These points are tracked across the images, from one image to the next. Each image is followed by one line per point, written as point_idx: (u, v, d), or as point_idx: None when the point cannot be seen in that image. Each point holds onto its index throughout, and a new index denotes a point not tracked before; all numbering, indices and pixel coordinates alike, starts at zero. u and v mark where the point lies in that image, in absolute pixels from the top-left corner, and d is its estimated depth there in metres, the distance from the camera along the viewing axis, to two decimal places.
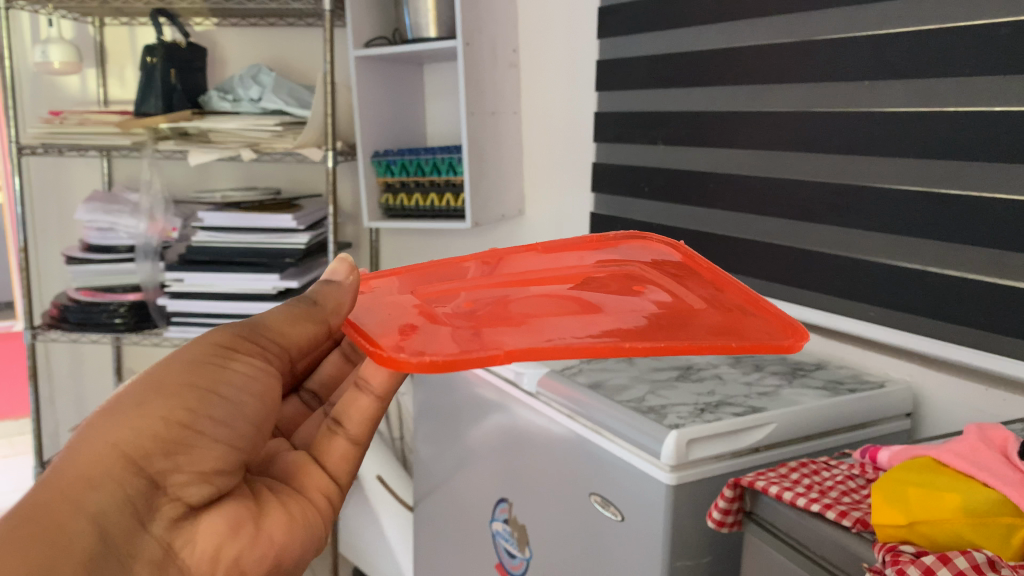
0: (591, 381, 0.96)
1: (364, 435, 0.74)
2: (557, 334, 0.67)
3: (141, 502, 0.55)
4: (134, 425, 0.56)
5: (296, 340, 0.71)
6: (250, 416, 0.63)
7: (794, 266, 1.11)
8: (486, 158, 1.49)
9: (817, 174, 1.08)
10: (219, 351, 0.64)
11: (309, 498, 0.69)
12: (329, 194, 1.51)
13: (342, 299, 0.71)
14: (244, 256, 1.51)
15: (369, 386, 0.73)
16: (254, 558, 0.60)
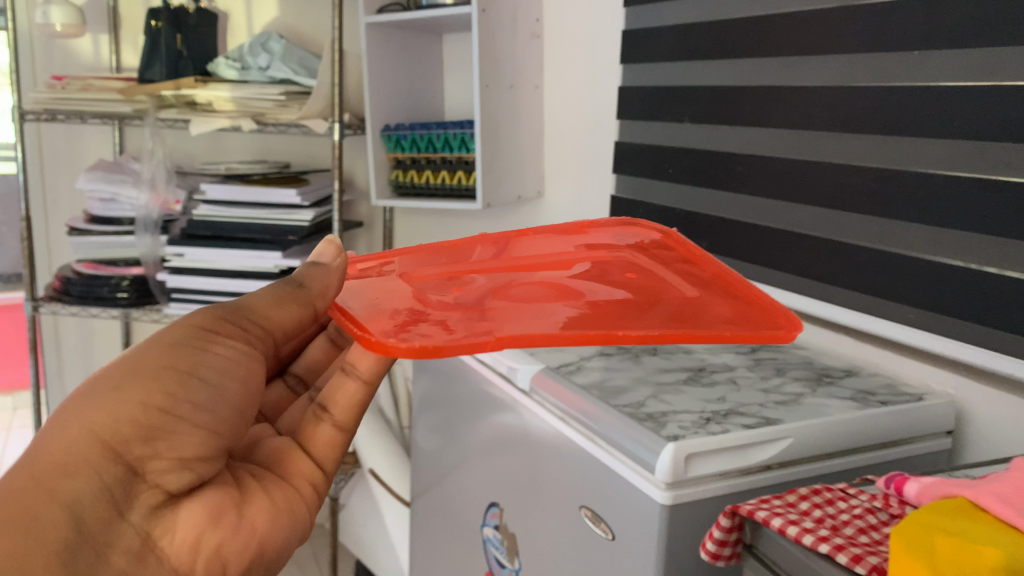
0: (589, 381, 0.86)
1: (350, 421, 0.72)
2: (556, 319, 0.61)
3: (118, 490, 0.53)
4: (111, 410, 0.54)
5: (282, 324, 0.67)
6: (231, 401, 0.61)
7: (828, 260, 1.00)
8: (502, 134, 1.39)
9: (857, 157, 0.95)
10: (200, 334, 0.61)
11: (293, 485, 0.67)
12: (335, 170, 1.43)
13: (329, 281, 0.66)
14: (246, 231, 1.45)
15: (354, 371, 0.70)
16: (235, 546, 0.59)
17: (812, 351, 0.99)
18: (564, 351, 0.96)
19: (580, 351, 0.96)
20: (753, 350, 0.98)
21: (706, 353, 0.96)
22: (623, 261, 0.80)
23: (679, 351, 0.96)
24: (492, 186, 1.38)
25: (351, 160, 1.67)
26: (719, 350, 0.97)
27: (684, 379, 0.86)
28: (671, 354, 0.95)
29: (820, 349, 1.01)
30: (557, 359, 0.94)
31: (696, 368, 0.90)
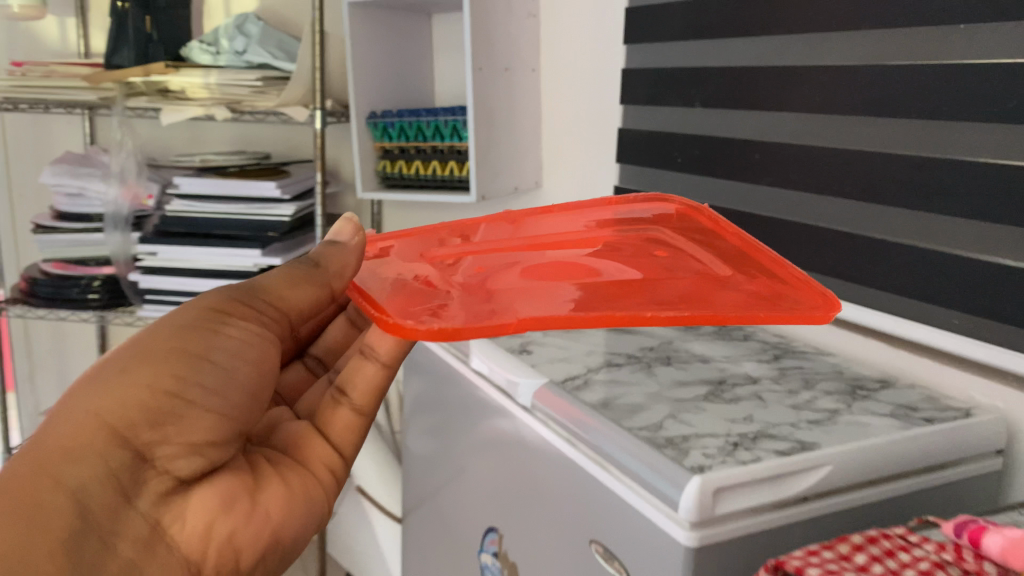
0: (598, 397, 0.77)
1: (369, 405, 0.72)
2: (569, 300, 0.61)
3: (126, 475, 0.55)
4: (118, 396, 0.56)
5: (298, 304, 0.67)
6: (241, 383, 0.62)
7: (857, 258, 0.91)
8: (497, 121, 1.30)
9: (892, 144, 0.86)
10: (211, 316, 0.62)
11: (309, 470, 0.69)
12: (318, 160, 1.33)
13: (346, 261, 0.66)
14: (223, 227, 1.35)
15: (375, 354, 0.71)
16: (247, 534, 0.61)
17: (840, 358, 0.90)
18: (568, 361, 0.87)
19: (586, 361, 0.87)
20: (776, 357, 0.89)
21: (724, 362, 0.87)
22: (648, 242, 0.79)
23: (695, 359, 0.87)
24: (487, 177, 1.28)
25: (336, 149, 1.58)
26: (739, 358, 0.88)
27: (705, 394, 0.77)
28: (686, 364, 0.86)
29: (848, 355, 0.92)
30: (561, 370, 0.85)
31: (716, 381, 0.81)
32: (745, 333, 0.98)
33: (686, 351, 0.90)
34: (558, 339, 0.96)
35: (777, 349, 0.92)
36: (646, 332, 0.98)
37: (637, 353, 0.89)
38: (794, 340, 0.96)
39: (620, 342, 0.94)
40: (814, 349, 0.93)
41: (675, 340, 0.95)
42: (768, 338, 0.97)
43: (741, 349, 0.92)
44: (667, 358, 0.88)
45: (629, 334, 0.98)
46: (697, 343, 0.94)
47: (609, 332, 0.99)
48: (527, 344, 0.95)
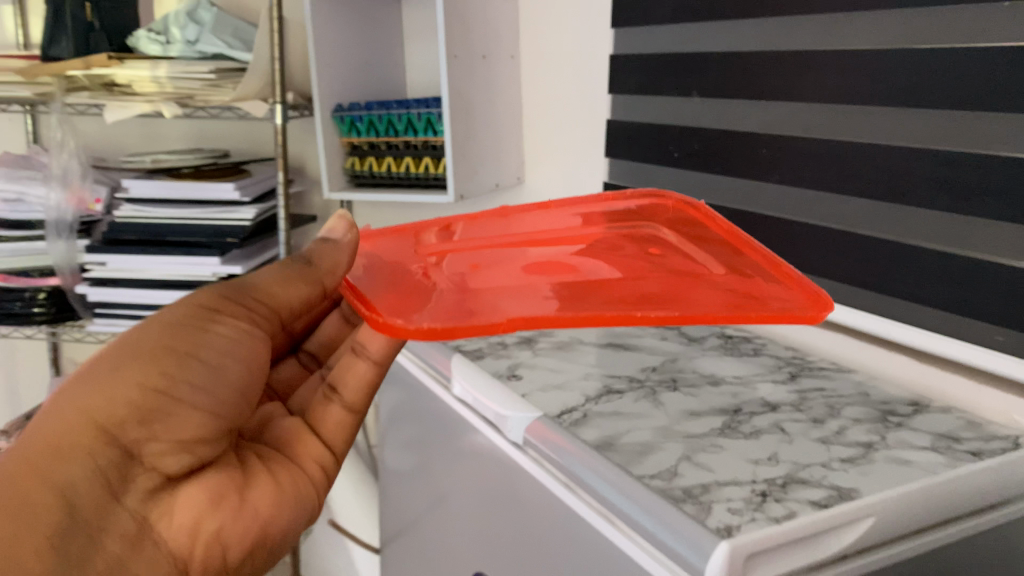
0: (600, 435, 0.67)
1: (362, 402, 0.67)
2: (573, 295, 0.55)
3: (113, 472, 0.51)
4: (107, 394, 0.50)
5: (289, 302, 0.61)
6: (233, 382, 0.56)
7: (879, 265, 0.81)
8: (475, 113, 1.19)
9: (918, 138, 0.77)
10: (201, 311, 0.56)
11: (302, 468, 0.63)
12: (281, 158, 1.21)
13: (337, 258, 0.60)
14: (178, 234, 1.24)
15: (365, 351, 0.65)
16: (237, 530, 0.56)
17: (864, 375, 0.81)
18: (562, 388, 0.78)
19: (583, 388, 0.77)
20: (793, 377, 0.80)
21: (737, 385, 0.78)
22: (647, 236, 0.72)
23: (704, 383, 0.78)
24: (465, 174, 1.18)
25: (302, 145, 1.46)
26: (753, 379, 0.79)
27: (720, 429, 0.68)
28: (694, 390, 0.77)
29: (871, 371, 0.83)
30: (555, 400, 0.75)
31: (731, 411, 0.71)
32: (754, 347, 0.89)
33: (692, 373, 0.81)
34: (549, 360, 0.86)
35: (792, 367, 0.83)
36: (646, 349, 0.89)
37: (639, 376, 0.80)
38: (809, 355, 0.88)
39: (618, 362, 0.85)
40: (833, 365, 0.84)
41: (679, 358, 0.85)
42: (781, 353, 0.88)
43: (752, 367, 0.83)
44: (673, 382, 0.78)
45: (627, 351, 0.89)
46: (703, 361, 0.85)
47: (605, 350, 0.89)
48: (515, 366, 0.85)
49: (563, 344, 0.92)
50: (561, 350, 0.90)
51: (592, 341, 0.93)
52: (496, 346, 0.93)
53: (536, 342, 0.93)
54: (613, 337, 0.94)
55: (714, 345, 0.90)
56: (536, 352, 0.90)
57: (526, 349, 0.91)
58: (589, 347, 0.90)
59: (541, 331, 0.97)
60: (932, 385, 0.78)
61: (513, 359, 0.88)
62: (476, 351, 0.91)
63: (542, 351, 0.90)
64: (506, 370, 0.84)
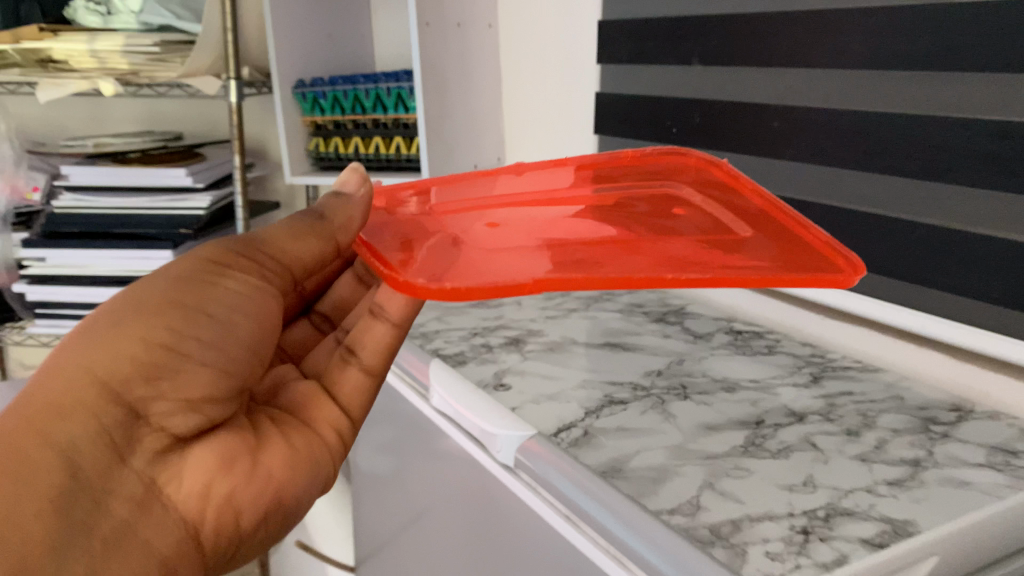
0: (606, 458, 0.59)
1: (384, 366, 0.55)
2: (603, 264, 0.46)
3: (118, 433, 0.41)
4: (112, 344, 0.41)
5: (302, 258, 0.51)
6: (246, 341, 0.47)
7: (904, 254, 0.73)
8: (449, 86, 1.09)
9: (942, 106, 0.68)
10: (214, 257, 0.47)
11: (316, 433, 0.52)
12: (236, 142, 1.11)
13: (352, 214, 0.49)
14: (124, 225, 1.13)
15: (383, 312, 0.53)
16: (250, 495, 0.46)
17: (889, 379, 0.74)
18: (557, 399, 0.69)
19: (579, 399, 0.69)
20: (814, 383, 0.72)
21: (753, 393, 0.70)
22: (665, 192, 0.64)
23: (718, 390, 0.70)
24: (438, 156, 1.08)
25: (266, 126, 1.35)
26: (772, 386, 0.71)
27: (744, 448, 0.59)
28: (708, 400, 0.69)
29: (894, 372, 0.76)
30: (552, 415, 0.66)
31: (753, 426, 0.63)
32: (765, 346, 0.82)
33: (699, 379, 0.73)
34: (541, 363, 0.77)
35: (813, 371, 0.76)
36: (648, 350, 0.81)
37: (644, 384, 0.72)
38: (825, 354, 0.80)
39: (618, 366, 0.76)
40: (856, 367, 0.77)
41: (684, 362, 0.77)
42: (794, 355, 0.80)
43: (767, 370, 0.75)
44: (683, 391, 0.70)
45: (627, 352, 0.80)
46: (713, 364, 0.77)
47: (600, 351, 0.81)
48: (502, 373, 0.76)
49: (553, 344, 0.83)
50: (553, 351, 0.81)
51: (586, 339, 0.84)
52: (480, 347, 0.83)
53: (524, 342, 0.84)
54: (609, 335, 0.85)
55: (721, 345, 0.82)
56: (523, 355, 0.80)
57: (513, 351, 0.81)
58: (581, 348, 0.81)
59: (529, 330, 0.88)
60: (968, 383, 0.70)
61: (502, 361, 0.79)
62: (459, 354, 0.82)
63: (532, 352, 0.81)
64: (492, 379, 0.75)
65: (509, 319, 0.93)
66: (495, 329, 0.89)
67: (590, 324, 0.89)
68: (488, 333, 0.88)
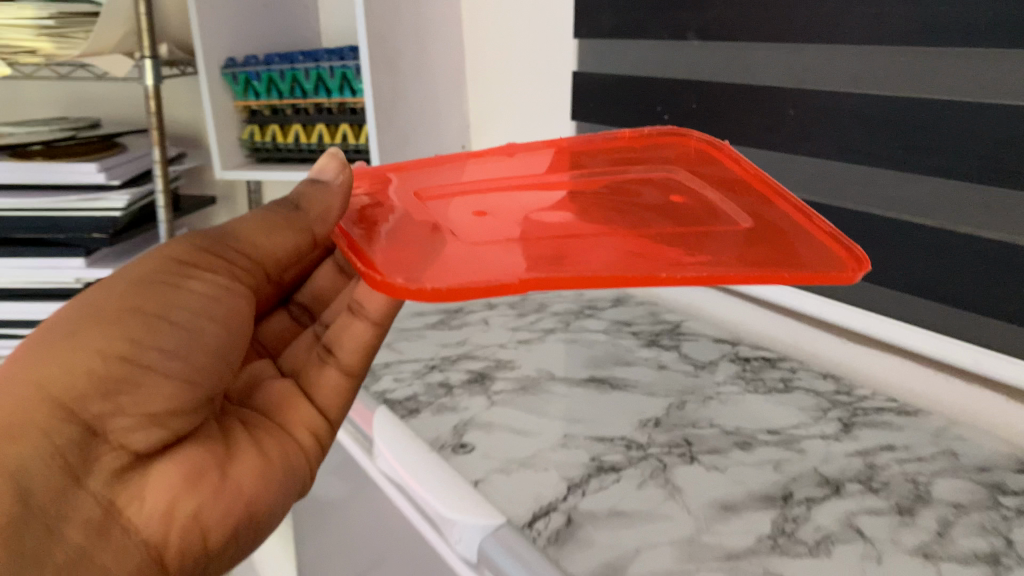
0: (598, 561, 0.52)
1: (360, 366, 0.59)
2: (589, 258, 0.47)
3: (73, 454, 0.43)
4: (64, 363, 0.44)
5: (273, 253, 0.55)
6: (210, 345, 0.49)
7: (956, 270, 0.72)
8: (402, 67, 1.11)
9: (994, 93, 0.67)
10: (173, 266, 0.49)
11: (288, 436, 0.56)
12: (155, 130, 1.09)
13: (328, 204, 0.52)
14: (15, 227, 1.09)
15: (363, 312, 0.58)
16: (217, 512, 0.49)
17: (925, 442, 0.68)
18: (540, 468, 0.63)
19: (560, 465, 0.64)
20: (838, 444, 0.68)
21: (787, 453, 0.66)
22: (662, 179, 0.65)
23: (733, 447, 0.66)
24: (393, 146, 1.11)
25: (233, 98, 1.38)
26: (795, 441, 0.68)
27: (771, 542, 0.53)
28: (719, 463, 0.64)
29: (930, 432, 0.70)
30: (536, 489, 0.60)
31: (781, 509, 0.57)
32: (772, 395, 0.77)
33: (704, 433, 0.69)
34: (511, 411, 0.74)
35: (841, 434, 0.70)
36: (642, 389, 0.78)
37: (641, 441, 0.68)
38: (847, 408, 0.75)
39: (596, 411, 0.74)
40: (887, 427, 0.71)
41: (687, 406, 0.75)
42: (811, 397, 0.77)
43: (775, 422, 0.71)
44: (689, 455, 0.65)
45: (613, 392, 0.78)
46: (720, 412, 0.74)
47: (583, 391, 0.78)
48: (465, 431, 0.71)
49: (524, 383, 0.80)
50: (524, 395, 0.77)
51: (553, 374, 0.82)
52: (442, 383, 0.81)
53: (490, 378, 0.82)
54: (590, 370, 0.83)
55: (712, 394, 0.77)
56: (509, 392, 0.78)
57: (473, 391, 0.79)
58: (557, 388, 0.79)
59: (503, 360, 0.87)
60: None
61: (454, 404, 0.76)
62: (414, 391, 0.79)
63: (503, 393, 0.78)
64: (451, 438, 0.69)
65: (474, 345, 0.93)
66: (456, 360, 0.88)
67: (580, 351, 0.89)
68: (455, 364, 0.87)
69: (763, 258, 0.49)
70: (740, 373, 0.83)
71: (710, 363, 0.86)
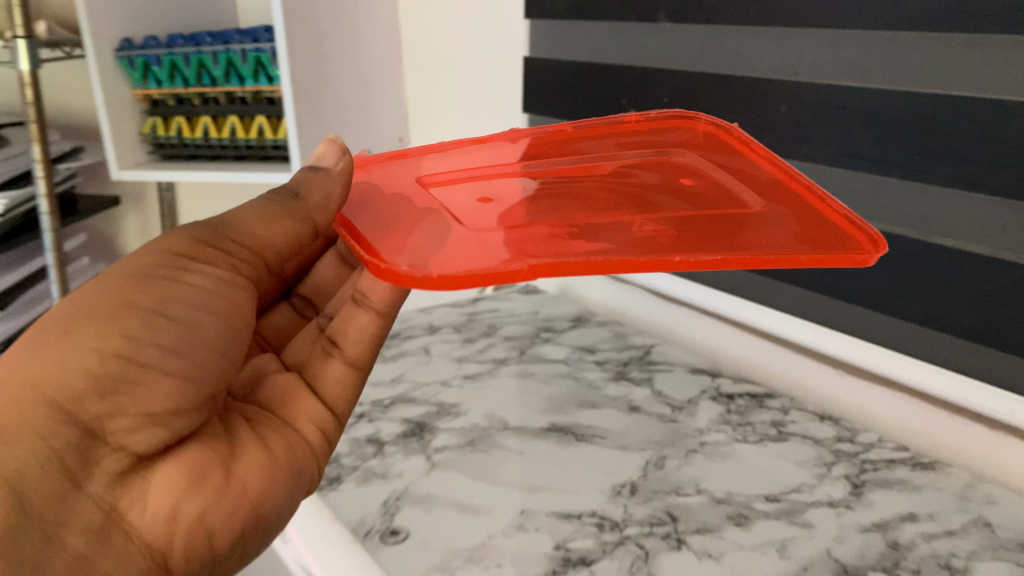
0: None
1: (365, 358, 0.60)
2: (600, 241, 0.49)
3: (71, 458, 0.43)
4: (57, 361, 0.43)
5: (274, 242, 0.54)
6: (211, 341, 0.49)
7: (972, 297, 0.71)
8: (327, 51, 1.08)
9: (922, 84, 0.71)
10: (169, 259, 0.49)
11: (294, 431, 0.55)
12: (33, 124, 0.95)
13: (331, 190, 0.53)
14: None
15: (367, 302, 0.59)
16: (223, 514, 0.48)
17: (949, 505, 0.69)
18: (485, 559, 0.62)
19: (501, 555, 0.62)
20: (848, 515, 0.68)
21: (793, 529, 0.65)
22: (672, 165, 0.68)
23: (729, 523, 0.66)
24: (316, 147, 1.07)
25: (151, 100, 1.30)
26: (797, 513, 0.68)
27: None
28: (709, 545, 0.63)
29: (954, 494, 0.71)
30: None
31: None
32: (772, 449, 0.78)
33: (690, 503, 0.69)
34: (457, 478, 0.73)
35: (855, 501, 0.70)
36: (612, 441, 0.79)
37: (614, 518, 0.67)
38: (863, 463, 0.76)
39: (553, 474, 0.73)
40: (903, 489, 0.72)
41: (667, 462, 0.75)
42: (812, 449, 0.78)
43: (775, 483, 0.72)
44: (672, 533, 0.65)
45: (574, 445, 0.78)
46: (701, 471, 0.74)
47: (542, 444, 0.78)
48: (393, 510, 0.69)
49: (471, 435, 0.80)
50: (467, 454, 0.77)
51: (505, 424, 0.83)
52: (374, 443, 0.80)
53: (428, 431, 0.82)
54: (530, 419, 0.83)
55: (694, 449, 0.78)
56: (462, 450, 0.78)
57: (401, 448, 0.79)
58: (510, 443, 0.79)
59: (452, 405, 0.88)
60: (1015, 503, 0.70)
61: (394, 471, 0.75)
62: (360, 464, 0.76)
63: (453, 451, 0.78)
64: (378, 521, 0.67)
65: (412, 384, 0.94)
66: (391, 407, 0.88)
67: (538, 391, 0.90)
68: (386, 411, 0.87)
69: (760, 242, 0.52)
70: (726, 418, 0.84)
71: (687, 402, 0.88)
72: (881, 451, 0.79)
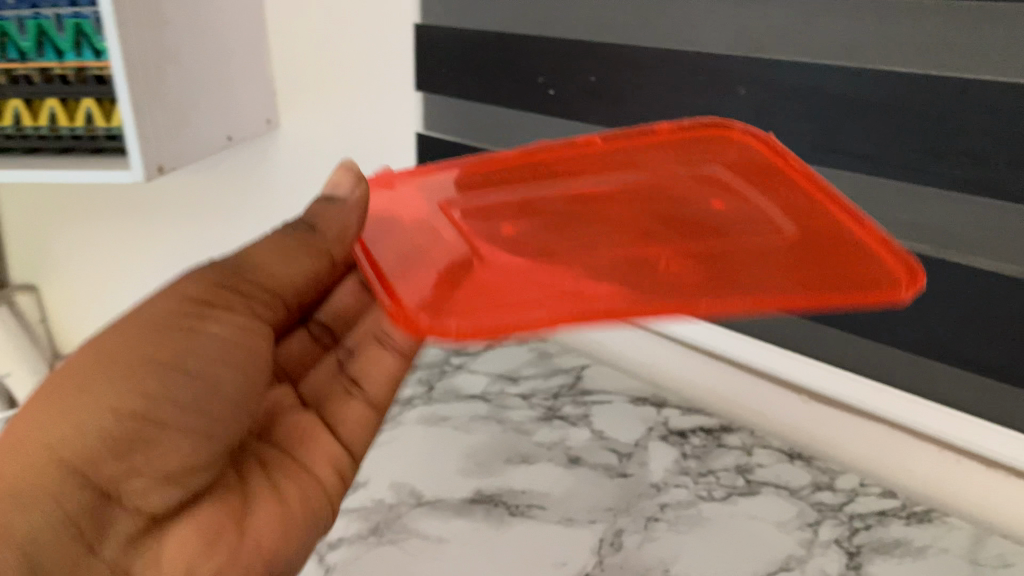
0: None
1: (382, 398, 0.73)
2: (620, 292, 0.53)
3: (86, 519, 0.52)
4: (76, 424, 0.52)
5: (286, 278, 0.66)
6: (226, 392, 0.59)
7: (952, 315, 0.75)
8: (169, 16, 0.98)
9: (916, 62, 0.71)
10: (190, 307, 0.59)
11: (313, 475, 0.66)
12: None
13: (348, 221, 0.62)
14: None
15: (392, 343, 0.73)
16: (238, 566, 0.58)
17: (962, 574, 0.71)
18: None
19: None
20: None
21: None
22: (698, 179, 0.75)
23: None
24: (156, 135, 0.98)
25: None
26: None
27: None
28: None
29: (963, 556, 0.73)
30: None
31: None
32: (745, 509, 0.79)
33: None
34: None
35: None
36: (555, 514, 0.78)
37: None
38: (855, 522, 0.78)
39: (474, 565, 0.72)
40: (904, 554, 0.73)
41: (625, 538, 0.75)
42: (792, 507, 0.79)
43: (760, 560, 0.73)
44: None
45: (505, 526, 0.77)
46: (673, 546, 0.74)
47: (462, 522, 0.77)
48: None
49: (375, 517, 0.78)
50: (371, 553, 0.74)
51: (416, 493, 0.81)
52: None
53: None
54: (437, 488, 0.82)
55: (657, 516, 0.78)
56: (363, 545, 0.75)
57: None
58: (421, 523, 0.77)
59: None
60: (969, 544, 0.75)
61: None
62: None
63: (354, 548, 0.74)
64: None
65: None
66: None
67: (455, 443, 0.89)
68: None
69: (774, 278, 0.56)
70: (684, 466, 0.86)
71: (636, 448, 0.89)
72: (867, 500, 0.81)
